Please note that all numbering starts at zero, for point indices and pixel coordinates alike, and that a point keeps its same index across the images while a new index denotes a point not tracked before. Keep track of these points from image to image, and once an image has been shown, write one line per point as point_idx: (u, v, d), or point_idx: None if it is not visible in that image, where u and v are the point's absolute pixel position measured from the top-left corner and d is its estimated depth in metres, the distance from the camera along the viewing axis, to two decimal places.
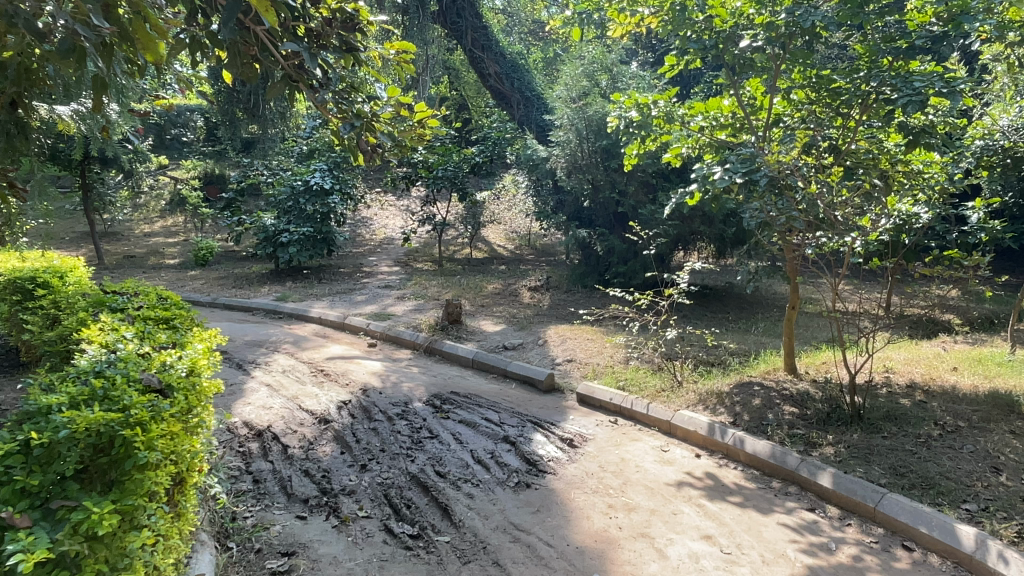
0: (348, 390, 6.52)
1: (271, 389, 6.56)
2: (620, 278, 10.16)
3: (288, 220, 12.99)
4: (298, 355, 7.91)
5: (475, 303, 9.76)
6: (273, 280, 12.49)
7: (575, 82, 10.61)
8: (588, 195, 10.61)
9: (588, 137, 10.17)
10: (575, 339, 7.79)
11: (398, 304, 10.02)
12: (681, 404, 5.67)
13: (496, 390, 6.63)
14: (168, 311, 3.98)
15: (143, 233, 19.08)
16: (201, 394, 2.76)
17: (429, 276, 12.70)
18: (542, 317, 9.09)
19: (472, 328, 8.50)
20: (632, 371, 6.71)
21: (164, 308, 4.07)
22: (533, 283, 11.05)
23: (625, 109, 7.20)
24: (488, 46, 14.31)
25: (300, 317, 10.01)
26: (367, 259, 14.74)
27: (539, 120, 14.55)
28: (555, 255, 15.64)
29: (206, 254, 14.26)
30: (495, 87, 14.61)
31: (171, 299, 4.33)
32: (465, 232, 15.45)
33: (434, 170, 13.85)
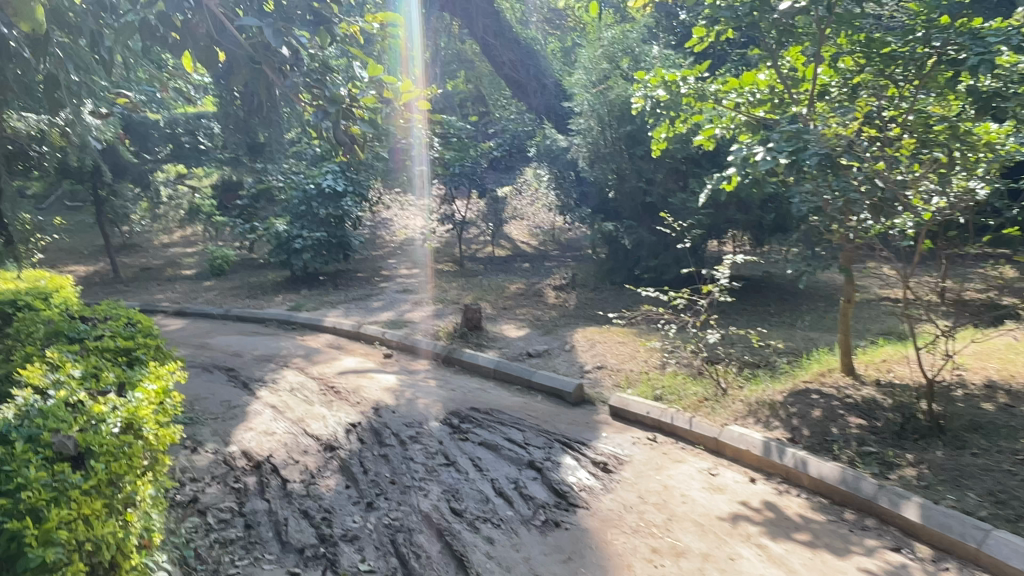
0: (358, 409, 5.98)
1: (275, 411, 6.05)
2: (651, 273, 9.50)
3: (301, 225, 12.50)
4: (309, 369, 7.40)
5: (496, 306, 9.16)
6: (288, 289, 12.03)
7: (595, 65, 10.00)
8: (613, 186, 9.98)
9: (610, 123, 9.55)
10: (605, 343, 7.15)
11: (416, 310, 9.47)
12: (729, 417, 5.02)
13: (520, 403, 6.04)
14: (130, 341, 3.43)
15: (163, 245, 18.79)
16: (134, 459, 2.19)
17: (449, 278, 12.14)
18: (569, 319, 8.47)
19: (494, 334, 7.91)
20: (670, 378, 6.07)
21: (128, 337, 3.52)
22: (558, 281, 10.42)
23: (651, 88, 6.53)
24: (501, 33, 13.76)
25: (313, 327, 9.52)
26: (386, 262, 14.22)
27: (559, 109, 13.88)
28: (581, 250, 14.98)
29: (221, 263, 13.88)
30: (511, 75, 14.06)
31: (141, 325, 3.80)
32: (487, 230, 14.86)
33: (450, 167, 13.25)
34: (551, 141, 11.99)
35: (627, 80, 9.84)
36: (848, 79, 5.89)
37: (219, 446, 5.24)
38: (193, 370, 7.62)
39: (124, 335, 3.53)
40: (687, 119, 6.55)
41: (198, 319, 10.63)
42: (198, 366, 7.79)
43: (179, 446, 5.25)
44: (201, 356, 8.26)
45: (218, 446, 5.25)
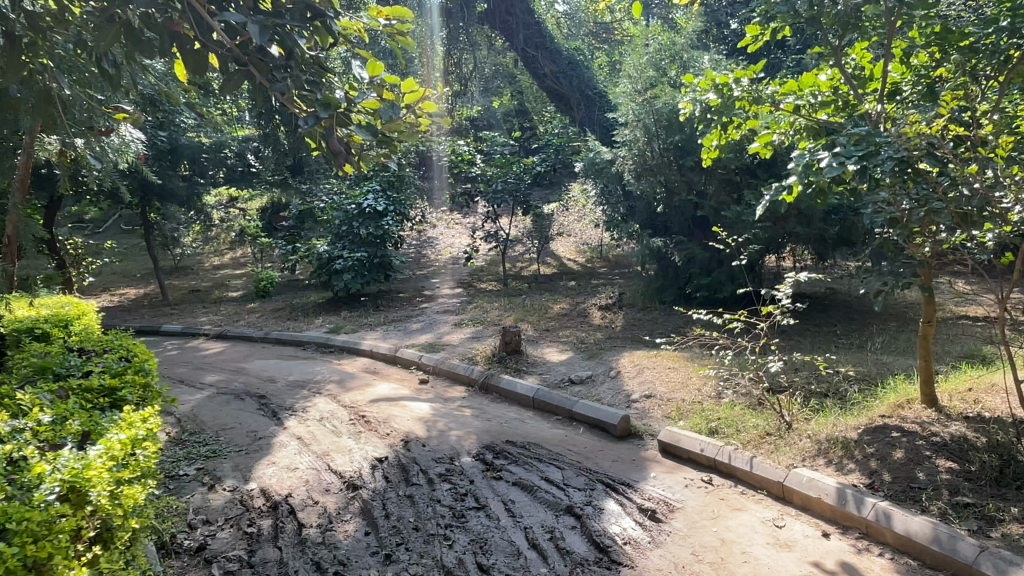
0: (387, 441, 5.59)
1: (302, 442, 5.71)
2: (704, 291, 8.93)
3: (342, 246, 12.31)
4: (341, 396, 7.08)
5: (539, 328, 8.72)
6: (329, 310, 11.83)
7: (640, 73, 9.54)
8: (661, 200, 9.46)
9: (658, 134, 9.07)
10: (655, 369, 6.62)
11: (456, 332, 9.10)
12: (795, 458, 4.46)
13: (560, 437, 5.57)
14: (118, 378, 3.15)
15: (212, 267, 18.98)
16: (62, 539, 1.91)
17: (492, 297, 11.76)
18: (616, 341, 7.96)
19: (535, 358, 7.46)
20: (726, 409, 5.51)
21: (116, 373, 3.22)
22: (604, 301, 9.91)
23: (700, 93, 6.04)
24: (542, 43, 13.44)
25: (351, 351, 9.23)
26: (429, 282, 13.94)
27: (603, 119, 13.30)
28: (630, 267, 14.44)
29: (266, 285, 13.83)
30: (553, 87, 13.67)
31: (136, 360, 3.50)
32: (532, 247, 14.47)
33: (492, 184, 12.89)
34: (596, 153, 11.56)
35: (675, 88, 9.34)
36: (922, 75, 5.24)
37: (238, 483, 4.91)
38: (225, 396, 7.38)
39: (116, 370, 3.24)
40: (741, 124, 6.03)
41: (238, 342, 10.49)
42: (230, 392, 7.55)
43: (197, 482, 4.95)
44: (234, 381, 8.03)
45: (237, 483, 4.93)
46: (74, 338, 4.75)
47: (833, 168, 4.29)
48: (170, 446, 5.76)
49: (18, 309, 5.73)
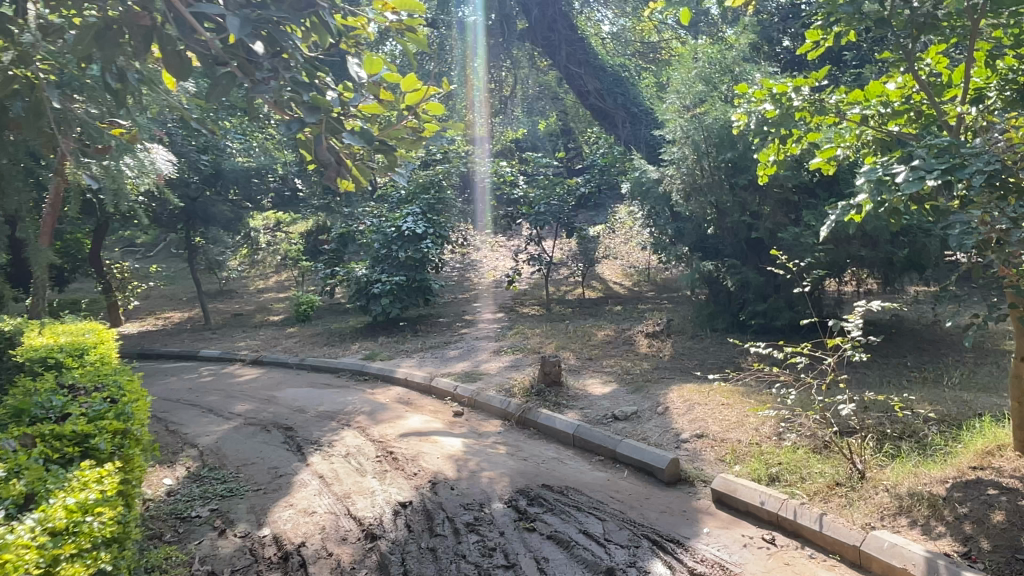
0: (413, 483, 5.16)
1: (323, 482, 5.33)
2: (759, 319, 8.33)
3: (381, 269, 12.04)
4: (369, 429, 6.69)
5: (581, 357, 8.23)
6: (366, 336, 11.54)
7: (688, 87, 9.06)
8: (712, 221, 8.91)
9: (707, 151, 8.56)
10: (708, 406, 6.05)
11: (493, 360, 8.66)
12: (872, 517, 3.88)
13: (602, 481, 5.06)
14: (95, 424, 2.80)
15: (257, 290, 19.04)
16: None
17: (533, 323, 11.32)
18: (664, 373, 7.41)
19: (576, 391, 6.96)
20: (788, 454, 4.93)
21: (95, 416, 2.88)
22: (651, 328, 9.36)
23: (755, 104, 5.55)
24: (586, 60, 13.12)
25: (385, 379, 8.86)
26: (471, 306, 13.58)
27: (649, 137, 12.84)
28: (679, 291, 13.82)
29: (306, 308, 13.67)
30: (596, 105, 13.24)
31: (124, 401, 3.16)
32: (577, 271, 14.00)
33: (535, 206, 12.45)
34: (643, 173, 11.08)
35: (726, 102, 8.83)
36: (1012, 79, 4.66)
37: (250, 529, 4.54)
38: (252, 428, 7.08)
39: (93, 414, 2.90)
40: (802, 138, 5.47)
41: (273, 368, 10.26)
42: (258, 423, 7.25)
43: (208, 526, 4.60)
44: (264, 411, 7.74)
45: (249, 528, 4.56)
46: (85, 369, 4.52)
47: (911, 181, 3.74)
48: (187, 484, 5.45)
49: (38, 337, 5.54)
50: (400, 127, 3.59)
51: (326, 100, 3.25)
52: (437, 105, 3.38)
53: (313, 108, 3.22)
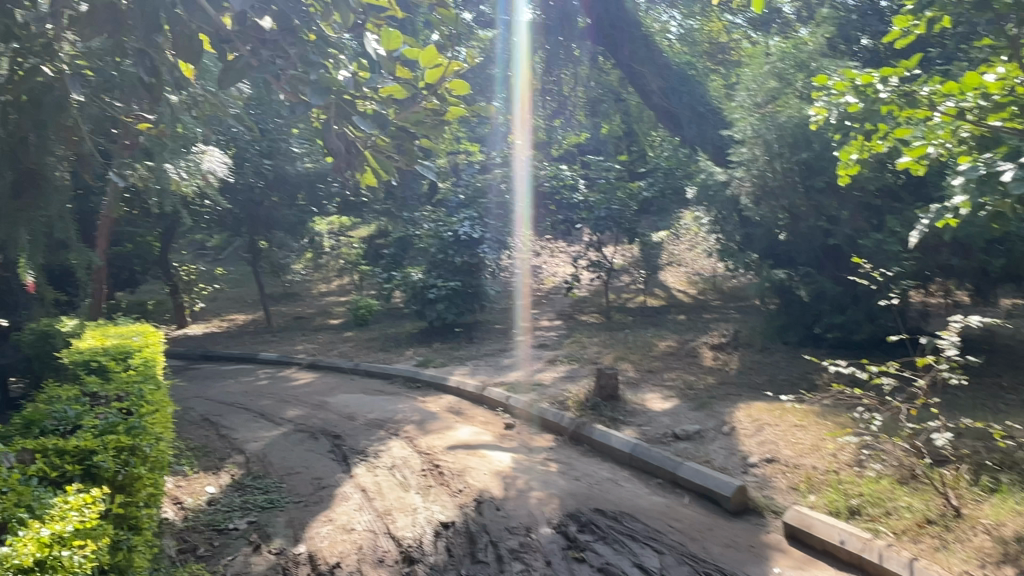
0: (458, 501, 4.87)
1: (365, 496, 5.09)
2: (836, 332, 7.73)
3: (437, 275, 11.86)
4: (417, 440, 6.45)
5: (641, 368, 7.82)
6: (420, 342, 11.39)
7: (760, 84, 8.56)
8: (785, 227, 8.36)
9: (781, 152, 8.04)
10: (779, 427, 5.56)
11: (548, 370, 8.33)
12: (970, 565, 3.40)
13: (661, 507, 4.66)
14: (98, 439, 2.75)
15: (319, 293, 19.28)
16: None
17: (592, 331, 10.95)
18: (730, 389, 6.93)
19: (635, 405, 6.56)
20: (870, 486, 4.42)
21: (100, 430, 2.83)
22: (716, 339, 8.86)
23: (835, 98, 5.05)
24: (649, 59, 12.76)
25: (437, 387, 8.64)
26: (528, 313, 13.30)
27: (717, 137, 12.17)
28: (747, 300, 13.17)
29: (364, 312, 13.65)
30: (660, 105, 12.83)
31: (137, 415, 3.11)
32: (639, 278, 13.54)
33: (595, 211, 12.03)
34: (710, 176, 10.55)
35: (802, 99, 8.28)
36: None
37: (286, 545, 4.33)
38: (300, 434, 6.94)
39: (99, 431, 2.84)
40: (889, 134, 4.93)
41: (328, 372, 10.21)
42: (307, 430, 7.12)
43: (243, 540, 4.42)
44: (313, 417, 7.61)
45: (285, 544, 4.35)
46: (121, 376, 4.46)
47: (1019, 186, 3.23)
48: (230, 493, 5.31)
49: (88, 339, 5.57)
50: (419, 110, 3.91)
51: (339, 83, 3.50)
52: (461, 84, 3.59)
53: (322, 90, 3.42)
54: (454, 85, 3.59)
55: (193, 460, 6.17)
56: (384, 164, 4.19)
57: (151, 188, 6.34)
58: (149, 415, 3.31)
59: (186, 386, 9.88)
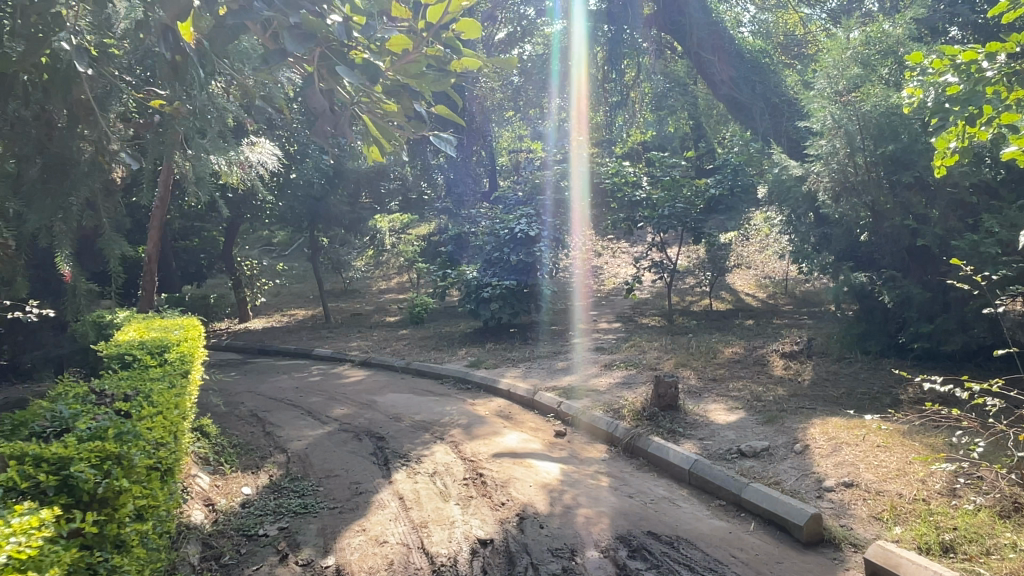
0: (499, 515, 4.52)
1: (403, 505, 4.77)
2: (923, 342, 7.03)
3: (492, 273, 11.58)
4: (462, 445, 6.13)
5: (704, 376, 7.30)
6: (474, 342, 11.11)
7: (842, 71, 7.92)
8: (867, 226, 7.70)
9: (864, 144, 7.39)
10: (858, 448, 5.00)
11: (604, 375, 7.90)
12: None
13: (723, 533, 4.19)
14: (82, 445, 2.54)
15: (379, 290, 19.31)
16: None
17: (653, 334, 10.45)
18: (803, 402, 6.35)
19: (696, 416, 6.07)
20: (969, 520, 3.84)
21: (86, 437, 2.62)
22: (787, 347, 8.23)
23: (931, 78, 4.42)
24: (720, 47, 12.15)
25: (488, 389, 8.32)
26: (587, 314, 12.87)
27: (792, 130, 11.65)
28: (821, 305, 12.40)
29: (420, 310, 13.48)
30: (729, 96, 12.31)
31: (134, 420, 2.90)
32: (704, 280, 12.92)
33: (658, 209, 11.41)
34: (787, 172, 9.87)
35: (888, 86, 7.61)
36: None
37: (315, 556, 4.06)
38: (344, 435, 6.72)
39: (88, 437, 2.62)
40: (995, 119, 4.26)
41: (379, 371, 10.04)
42: (352, 430, 6.89)
43: (271, 548, 4.17)
44: (359, 417, 7.38)
45: (314, 554, 4.08)
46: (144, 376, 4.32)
47: None
48: (266, 495, 5.08)
49: (129, 332, 5.49)
50: (420, 61, 3.73)
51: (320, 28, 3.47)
52: (471, 23, 3.28)
53: (303, 41, 3.43)
54: (463, 24, 3.29)
55: (234, 457, 6.02)
56: (384, 130, 4.26)
57: (199, 180, 6.24)
58: (155, 420, 3.14)
59: (241, 379, 9.88)
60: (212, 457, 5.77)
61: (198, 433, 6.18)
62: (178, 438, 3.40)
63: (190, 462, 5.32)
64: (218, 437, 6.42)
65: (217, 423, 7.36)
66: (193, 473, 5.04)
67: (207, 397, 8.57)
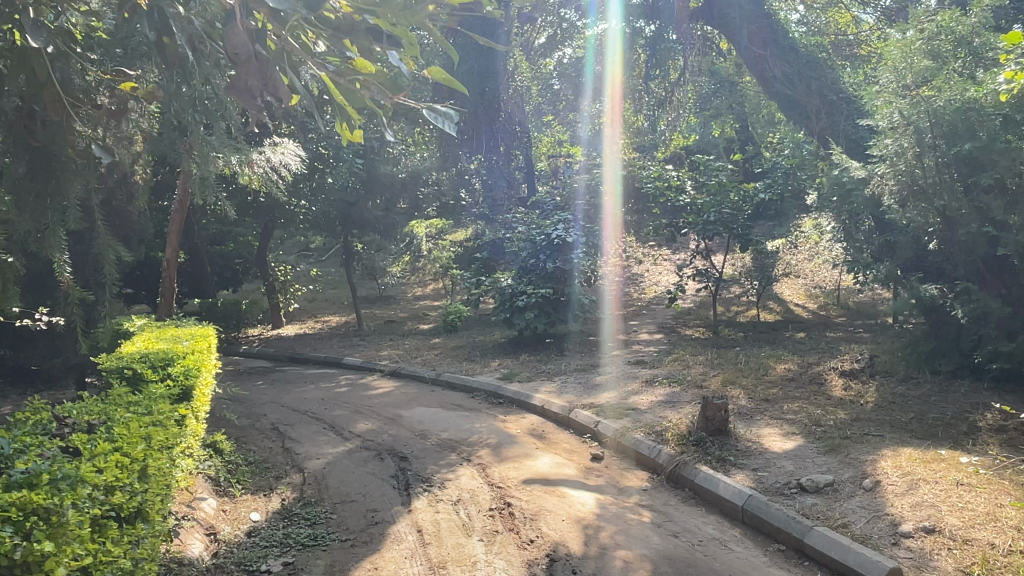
0: (525, 556, 4.02)
1: (421, 539, 4.31)
2: (1003, 362, 6.31)
3: (527, 280, 11.12)
4: (489, 469, 5.65)
5: (756, 397, 6.69)
6: (508, 353, 10.63)
7: (910, 63, 7.30)
8: (939, 234, 7.00)
9: (933, 143, 6.76)
10: (938, 487, 4.38)
11: (646, 393, 7.34)
12: None
13: None
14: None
15: (414, 297, 18.98)
16: None
17: (697, 347, 9.84)
18: (869, 428, 5.71)
19: (750, 443, 5.48)
20: None
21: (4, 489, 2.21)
22: (846, 364, 7.56)
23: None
24: (773, 40, 11.48)
25: (521, 406, 7.82)
26: (626, 325, 12.31)
27: (851, 128, 10.82)
28: (879, 318, 11.60)
29: (454, 318, 13.10)
30: (783, 93, 11.47)
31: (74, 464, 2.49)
32: (752, 289, 12.24)
33: (703, 214, 10.77)
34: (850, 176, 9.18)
35: (964, 78, 6.93)
36: None
37: None
38: (365, 453, 6.29)
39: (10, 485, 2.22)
40: None
41: (409, 382, 9.63)
42: (375, 448, 6.47)
43: None
44: (383, 433, 6.96)
45: None
46: (138, 398, 3.97)
47: None
48: (274, 522, 4.67)
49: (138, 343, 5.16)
50: None
51: None
52: None
53: None
54: None
55: (247, 477, 5.63)
56: (347, 93, 3.63)
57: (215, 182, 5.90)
58: (119, 462, 2.73)
59: (268, 389, 9.57)
60: (223, 478, 5.41)
61: (211, 450, 5.84)
62: (153, 473, 3.00)
63: (196, 484, 4.96)
64: (233, 454, 6.07)
65: (236, 436, 7.03)
66: (198, 497, 4.67)
67: (231, 408, 8.27)
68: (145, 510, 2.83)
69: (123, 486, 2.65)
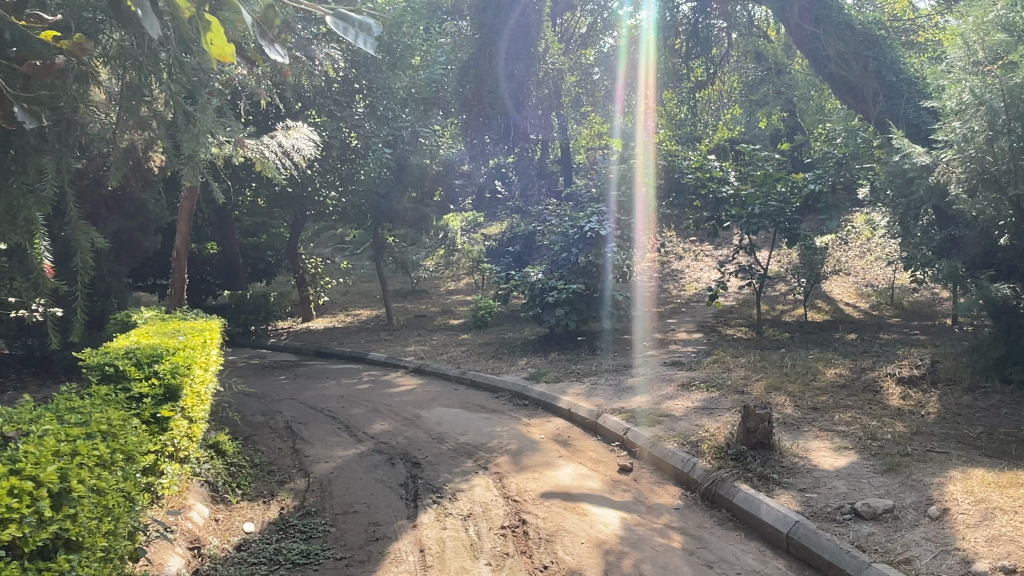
0: None
1: (422, 561, 3.88)
2: None
3: (559, 275, 10.64)
4: (506, 479, 5.18)
5: (803, 406, 6.09)
6: (537, 351, 10.15)
7: (983, 37, 6.53)
8: (1014, 225, 6.26)
9: (1008, 127, 5.98)
10: (1019, 518, 3.76)
11: (682, 397, 6.80)
12: None
13: None
14: None
15: (447, 291, 18.63)
16: None
17: (738, 348, 9.24)
18: (932, 444, 5.08)
19: (797, 458, 4.89)
20: None
21: None
22: (904, 371, 6.89)
23: None
24: (827, 16, 10.66)
25: (547, 408, 7.34)
26: (664, 323, 11.72)
27: (912, 112, 10.00)
28: (937, 319, 10.82)
29: (485, 314, 12.69)
30: (838, 74, 10.73)
31: None
32: (799, 287, 11.52)
33: (747, 207, 10.06)
34: (912, 163, 8.39)
35: None
36: None
37: None
38: (377, 457, 5.88)
39: None
40: None
41: (433, 379, 9.24)
42: (388, 451, 6.07)
43: None
44: (399, 436, 6.55)
45: None
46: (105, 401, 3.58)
47: None
48: (267, 535, 4.28)
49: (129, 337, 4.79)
50: None
51: None
52: None
53: None
54: None
55: (249, 481, 5.28)
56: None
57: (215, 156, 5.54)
58: (20, 487, 2.31)
59: (288, 385, 9.27)
60: (221, 483, 5.05)
61: (213, 451, 5.51)
62: (83, 494, 2.60)
63: (188, 489, 4.60)
64: (237, 455, 5.73)
65: (247, 435, 6.71)
66: (187, 505, 4.31)
67: (247, 405, 7.97)
68: (63, 541, 2.42)
69: (20, 518, 2.25)
